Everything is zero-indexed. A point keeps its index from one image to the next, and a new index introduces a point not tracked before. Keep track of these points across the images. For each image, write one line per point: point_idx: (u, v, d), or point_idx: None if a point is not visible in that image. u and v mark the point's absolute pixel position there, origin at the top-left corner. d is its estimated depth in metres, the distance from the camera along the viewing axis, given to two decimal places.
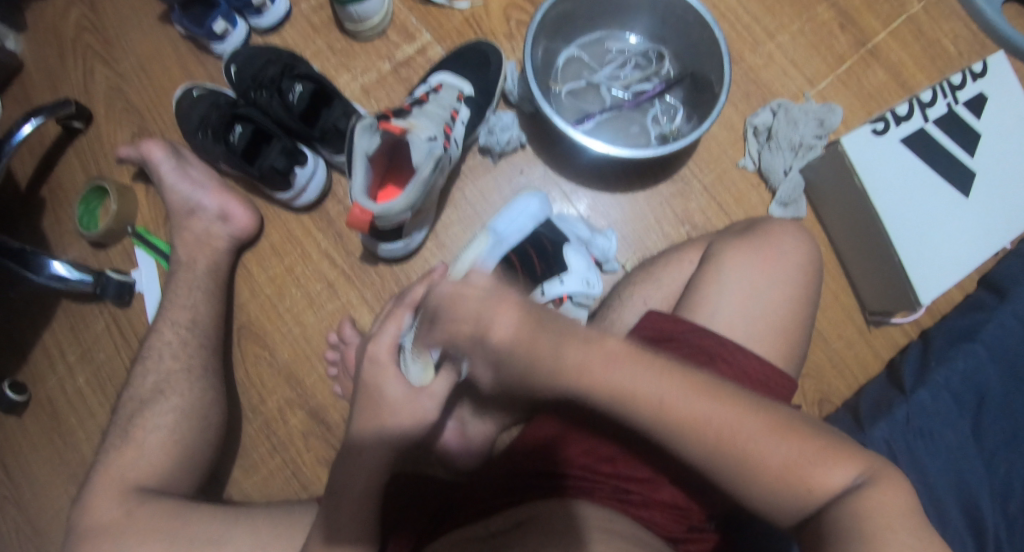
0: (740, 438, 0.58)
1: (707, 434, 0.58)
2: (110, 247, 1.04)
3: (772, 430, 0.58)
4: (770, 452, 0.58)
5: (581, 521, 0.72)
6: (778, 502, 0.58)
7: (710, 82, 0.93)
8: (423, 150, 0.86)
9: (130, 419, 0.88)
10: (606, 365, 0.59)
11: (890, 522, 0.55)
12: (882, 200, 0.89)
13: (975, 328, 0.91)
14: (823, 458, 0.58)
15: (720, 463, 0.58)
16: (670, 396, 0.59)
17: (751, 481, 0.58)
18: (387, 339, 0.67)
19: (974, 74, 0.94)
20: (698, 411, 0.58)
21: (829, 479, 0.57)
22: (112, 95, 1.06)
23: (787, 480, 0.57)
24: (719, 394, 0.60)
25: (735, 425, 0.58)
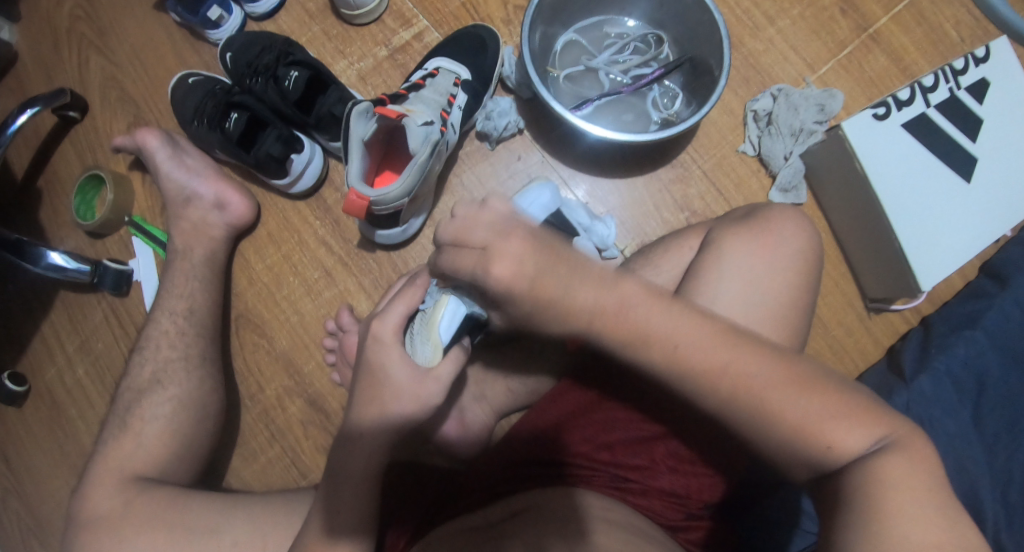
0: (761, 391, 0.58)
1: (724, 386, 0.58)
2: (107, 237, 1.04)
3: (795, 387, 0.58)
4: (790, 409, 0.57)
5: (583, 511, 0.73)
6: (794, 455, 0.58)
7: (710, 67, 0.92)
8: (420, 136, 0.85)
9: (128, 409, 0.88)
10: (627, 309, 0.59)
11: (898, 496, 0.55)
12: (883, 184, 0.89)
13: (976, 315, 0.91)
14: (846, 418, 0.57)
15: (736, 409, 0.59)
16: (692, 342, 0.59)
17: (770, 430, 0.58)
18: (395, 318, 0.68)
19: (977, 59, 0.93)
20: (720, 360, 0.58)
21: (846, 441, 0.57)
22: (107, 84, 1.05)
23: (802, 437, 0.57)
24: (742, 340, 0.59)
25: (759, 377, 0.58)
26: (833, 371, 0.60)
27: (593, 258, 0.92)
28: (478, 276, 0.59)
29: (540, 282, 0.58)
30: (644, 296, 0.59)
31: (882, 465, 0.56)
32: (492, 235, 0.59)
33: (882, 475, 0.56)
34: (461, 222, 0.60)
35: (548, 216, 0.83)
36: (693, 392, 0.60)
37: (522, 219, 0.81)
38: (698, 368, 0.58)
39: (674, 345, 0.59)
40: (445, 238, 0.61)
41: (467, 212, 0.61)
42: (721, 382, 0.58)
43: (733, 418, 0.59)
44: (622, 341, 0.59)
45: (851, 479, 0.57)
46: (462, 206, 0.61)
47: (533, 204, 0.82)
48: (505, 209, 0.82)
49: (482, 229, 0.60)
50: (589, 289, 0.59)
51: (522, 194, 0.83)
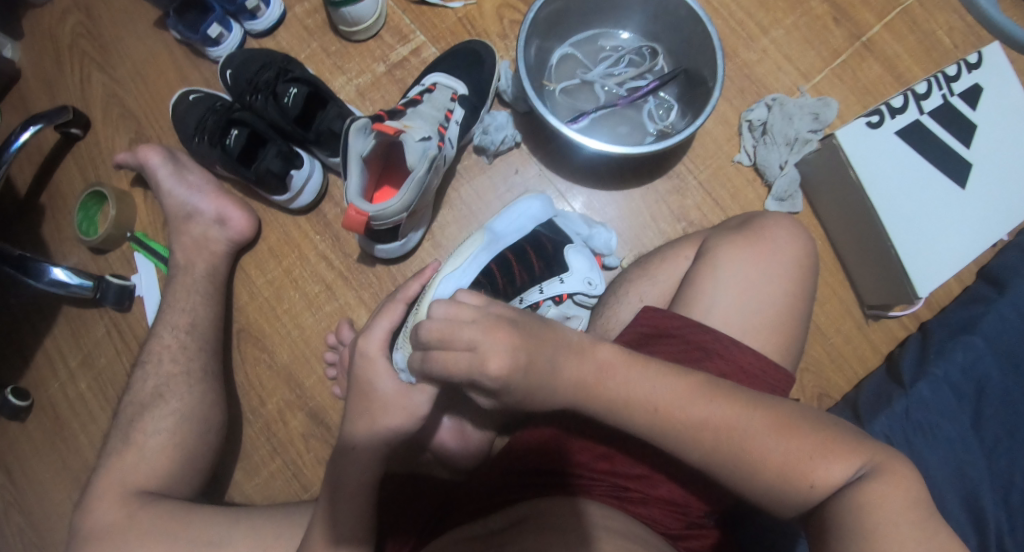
0: (743, 440, 0.60)
1: (707, 442, 0.60)
2: (109, 252, 1.05)
3: (776, 433, 0.60)
4: (771, 450, 0.59)
5: (587, 520, 0.73)
6: (780, 498, 0.60)
7: (704, 78, 0.93)
8: (417, 151, 0.87)
9: (131, 423, 0.89)
10: (607, 380, 0.61)
11: (886, 520, 0.57)
12: (878, 193, 0.89)
13: (973, 321, 0.91)
14: (823, 453, 0.59)
15: (722, 463, 0.60)
16: (675, 400, 0.61)
17: (754, 478, 0.60)
18: (380, 332, 0.74)
19: (969, 65, 0.94)
20: (698, 415, 0.60)
21: (827, 476, 0.58)
22: (109, 101, 1.07)
23: (785, 479, 0.59)
24: (720, 393, 0.61)
25: (737, 424, 0.60)
26: (811, 411, 0.62)
27: (587, 263, 0.90)
28: (470, 374, 0.56)
29: (532, 361, 0.57)
30: (623, 359, 0.62)
31: (867, 491, 0.57)
32: (479, 334, 0.55)
33: (865, 501, 0.57)
34: (438, 330, 0.56)
35: (537, 226, 0.89)
36: (677, 451, 0.62)
37: (514, 224, 0.87)
38: (681, 428, 0.60)
39: (656, 402, 0.61)
40: (427, 337, 0.56)
41: (443, 326, 0.56)
42: (704, 435, 0.60)
43: (718, 471, 0.61)
44: (609, 408, 0.61)
45: (837, 509, 0.58)
46: (435, 319, 0.57)
47: (527, 212, 0.89)
48: (497, 218, 0.87)
49: (472, 335, 0.55)
50: (573, 364, 0.60)
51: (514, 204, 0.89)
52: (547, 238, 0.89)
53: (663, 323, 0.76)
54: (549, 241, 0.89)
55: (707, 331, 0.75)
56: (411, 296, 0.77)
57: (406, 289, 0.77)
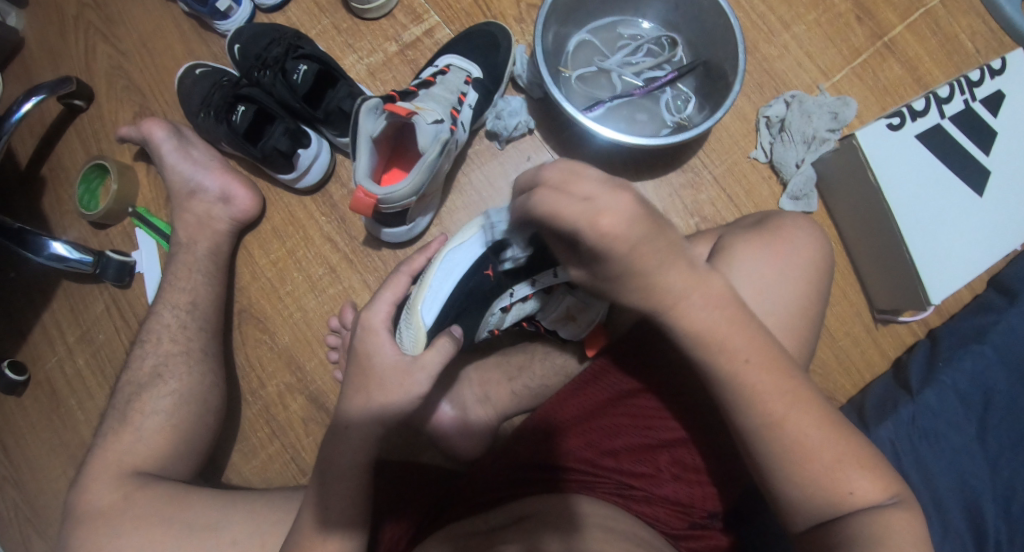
0: (794, 433, 0.62)
1: (771, 408, 0.63)
2: (111, 227, 1.02)
3: (830, 438, 0.63)
4: (820, 446, 0.62)
5: (581, 518, 0.73)
6: (809, 495, 0.63)
7: (725, 72, 0.92)
8: (429, 134, 0.85)
9: (128, 402, 0.87)
10: (702, 311, 0.61)
11: (903, 542, 0.60)
12: (896, 197, 0.88)
13: (983, 329, 0.90)
14: (861, 469, 0.62)
15: (769, 436, 0.63)
16: (756, 364, 0.62)
17: (794, 466, 0.63)
18: (384, 306, 0.72)
19: (992, 71, 0.92)
20: (766, 381, 0.62)
21: (863, 491, 0.62)
22: (113, 74, 1.04)
23: (825, 478, 0.62)
24: (797, 384, 0.63)
25: (799, 409, 0.63)
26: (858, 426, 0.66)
27: None
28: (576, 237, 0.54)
29: (642, 240, 0.54)
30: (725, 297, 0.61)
31: (891, 518, 0.61)
32: (604, 191, 0.53)
33: (890, 523, 0.61)
34: (549, 184, 0.54)
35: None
36: (738, 407, 0.64)
37: None
38: (750, 389, 0.63)
39: (736, 354, 0.62)
40: (545, 189, 0.55)
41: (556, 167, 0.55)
42: (767, 403, 0.62)
43: (761, 441, 0.64)
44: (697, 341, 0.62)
45: (857, 525, 0.61)
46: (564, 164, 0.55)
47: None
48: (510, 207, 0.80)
49: (568, 204, 0.52)
50: (680, 282, 0.59)
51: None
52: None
53: None
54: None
55: None
56: (417, 269, 0.76)
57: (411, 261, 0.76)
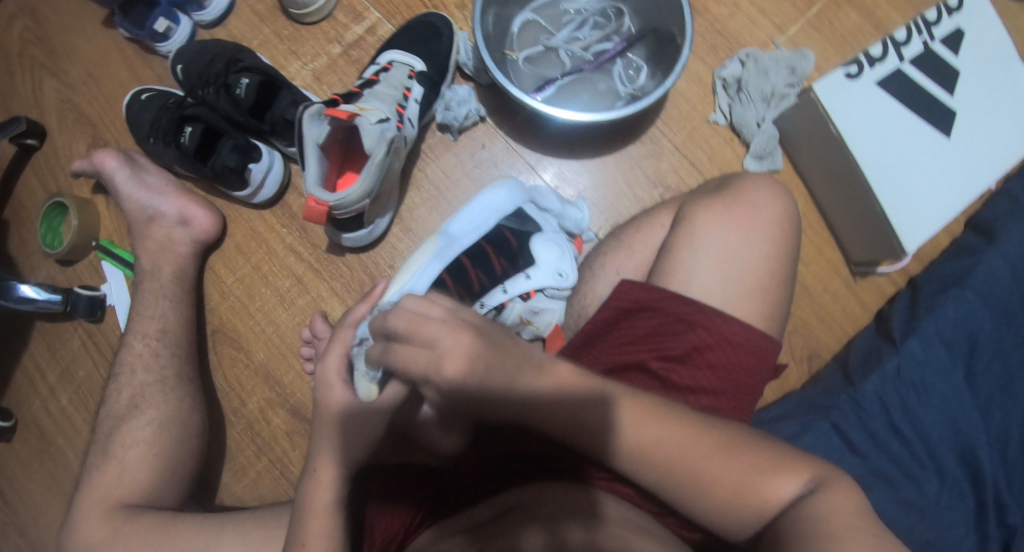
0: (691, 459, 0.58)
1: (658, 457, 0.59)
2: (77, 262, 1.00)
3: (738, 455, 0.59)
4: (718, 466, 0.58)
5: (570, 503, 0.72)
6: (729, 516, 0.58)
7: (672, 34, 0.90)
8: (375, 134, 0.85)
9: (108, 436, 0.87)
10: (567, 387, 0.58)
11: (840, 523, 0.55)
12: (860, 147, 0.84)
13: (964, 273, 0.86)
14: (768, 470, 0.58)
15: (673, 478, 0.59)
16: (642, 423, 0.60)
17: (704, 495, 0.58)
18: (334, 360, 0.70)
19: (950, 9, 0.86)
20: (649, 433, 0.59)
21: (778, 492, 0.58)
22: (63, 107, 1.02)
23: (738, 493, 0.58)
24: (689, 426, 0.60)
25: (690, 444, 0.59)
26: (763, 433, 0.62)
27: (556, 252, 0.86)
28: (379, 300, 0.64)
29: (492, 376, 0.54)
30: (579, 381, 0.59)
31: (819, 505, 0.57)
32: (445, 335, 0.54)
33: (817, 510, 0.56)
34: (403, 319, 0.54)
35: (501, 221, 0.84)
36: (632, 468, 0.60)
37: (472, 223, 0.83)
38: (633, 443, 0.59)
39: (607, 423, 0.59)
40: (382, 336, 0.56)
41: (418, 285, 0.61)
42: (653, 453, 0.59)
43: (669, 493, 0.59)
44: (569, 428, 0.58)
45: (791, 525, 0.57)
46: (404, 310, 0.55)
47: (492, 202, 0.84)
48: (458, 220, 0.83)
49: (417, 305, 0.55)
50: (532, 376, 0.57)
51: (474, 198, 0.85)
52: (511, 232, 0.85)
53: (641, 296, 0.75)
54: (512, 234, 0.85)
55: (687, 303, 0.74)
56: (362, 315, 0.76)
57: (354, 309, 0.75)
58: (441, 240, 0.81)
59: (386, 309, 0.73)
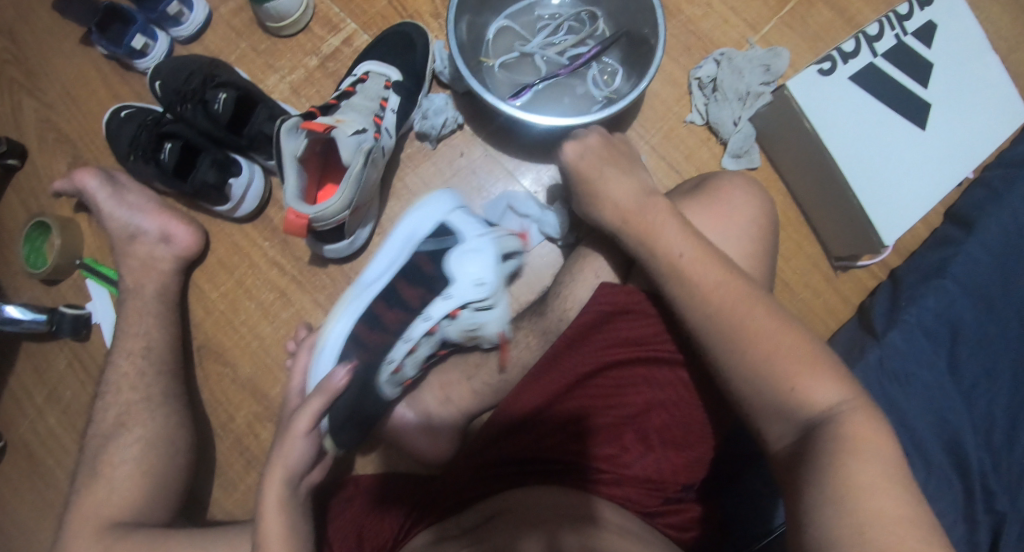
0: (745, 332, 0.66)
1: (711, 305, 0.68)
2: (61, 282, 0.99)
3: (796, 345, 0.65)
4: (766, 344, 0.65)
5: (547, 509, 0.74)
6: (764, 395, 0.64)
7: (646, 36, 0.91)
8: (351, 145, 0.86)
9: (96, 456, 0.87)
10: (654, 215, 0.73)
11: (865, 450, 0.58)
12: (836, 143, 0.84)
13: (943, 264, 0.86)
14: (813, 371, 0.63)
15: (722, 339, 0.67)
16: (714, 273, 0.69)
17: (753, 368, 0.65)
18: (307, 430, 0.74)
19: (920, 3, 0.87)
20: (717, 281, 0.68)
21: (818, 390, 0.62)
22: (43, 127, 1.01)
23: (771, 376, 0.64)
24: (760, 300, 0.67)
25: (757, 319, 0.66)
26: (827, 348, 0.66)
27: (476, 262, 0.86)
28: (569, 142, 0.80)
29: (599, 163, 0.77)
30: (667, 210, 0.73)
31: (849, 421, 0.60)
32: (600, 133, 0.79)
33: (842, 428, 0.59)
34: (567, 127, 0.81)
35: (413, 248, 0.90)
36: (686, 308, 0.69)
37: (386, 262, 0.91)
38: (697, 285, 0.69)
39: (682, 255, 0.70)
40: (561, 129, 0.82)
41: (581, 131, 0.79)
42: (710, 299, 0.68)
43: (715, 350, 0.67)
44: (639, 232, 0.73)
45: (828, 432, 0.60)
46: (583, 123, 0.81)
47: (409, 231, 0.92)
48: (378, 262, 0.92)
49: (598, 157, 0.77)
50: (635, 201, 0.75)
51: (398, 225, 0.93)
52: (425, 257, 0.89)
53: (621, 300, 0.80)
54: (428, 261, 0.88)
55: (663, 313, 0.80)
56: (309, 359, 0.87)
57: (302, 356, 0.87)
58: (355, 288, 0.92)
59: (319, 364, 0.86)
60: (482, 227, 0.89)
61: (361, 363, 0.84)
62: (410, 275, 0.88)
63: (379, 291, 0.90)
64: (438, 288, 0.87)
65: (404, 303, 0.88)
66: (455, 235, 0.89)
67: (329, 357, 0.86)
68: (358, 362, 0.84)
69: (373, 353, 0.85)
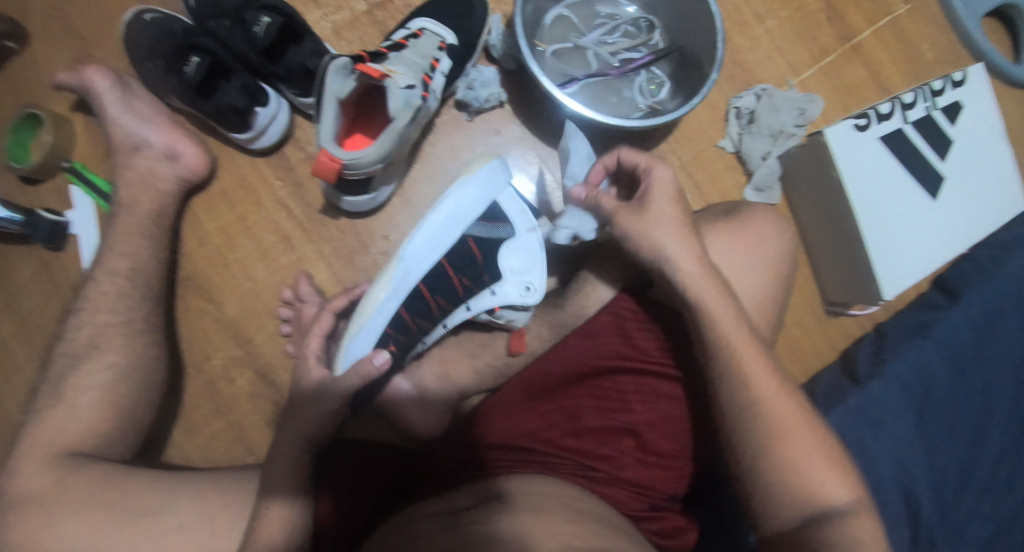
0: (777, 422, 0.72)
1: (760, 395, 0.73)
2: (42, 183, 0.90)
3: (814, 442, 0.72)
4: (794, 443, 0.72)
5: (536, 493, 0.74)
6: (784, 493, 0.71)
7: (699, 60, 0.92)
8: (400, 99, 0.83)
9: (60, 377, 0.80)
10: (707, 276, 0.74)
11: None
12: (858, 195, 0.89)
13: (927, 324, 0.93)
14: (833, 475, 0.71)
15: (752, 419, 0.72)
16: (751, 352, 0.74)
17: (781, 476, 0.71)
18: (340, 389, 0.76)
19: (954, 82, 0.93)
20: (759, 368, 0.73)
21: (832, 485, 0.71)
22: (50, 12, 0.92)
23: (791, 472, 0.71)
24: (786, 391, 0.74)
25: (798, 418, 0.73)
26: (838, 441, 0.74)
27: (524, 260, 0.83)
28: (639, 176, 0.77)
29: (663, 209, 0.74)
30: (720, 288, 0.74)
31: (851, 524, 0.70)
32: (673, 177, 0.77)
33: (849, 528, 0.70)
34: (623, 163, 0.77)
35: (463, 231, 0.81)
36: (731, 390, 0.73)
37: (427, 241, 0.80)
38: (744, 367, 0.73)
39: (730, 329, 0.73)
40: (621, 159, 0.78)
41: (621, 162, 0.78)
42: (761, 391, 0.73)
43: (750, 433, 0.72)
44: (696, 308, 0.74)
45: (833, 526, 0.70)
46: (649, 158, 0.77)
47: (456, 210, 0.80)
48: (423, 227, 0.80)
49: (659, 199, 0.75)
50: (686, 249, 0.74)
51: (442, 202, 0.80)
52: (475, 243, 0.82)
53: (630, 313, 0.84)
54: (477, 248, 0.82)
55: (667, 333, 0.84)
56: (326, 328, 0.83)
57: (325, 318, 0.83)
58: (397, 269, 0.80)
59: (353, 344, 0.79)
60: (533, 220, 0.84)
61: (398, 346, 0.83)
62: (458, 261, 0.82)
63: (422, 274, 0.81)
64: (485, 282, 0.83)
65: (448, 290, 0.83)
66: (507, 222, 0.83)
67: (363, 342, 0.79)
68: (395, 346, 0.82)
69: (409, 336, 0.83)
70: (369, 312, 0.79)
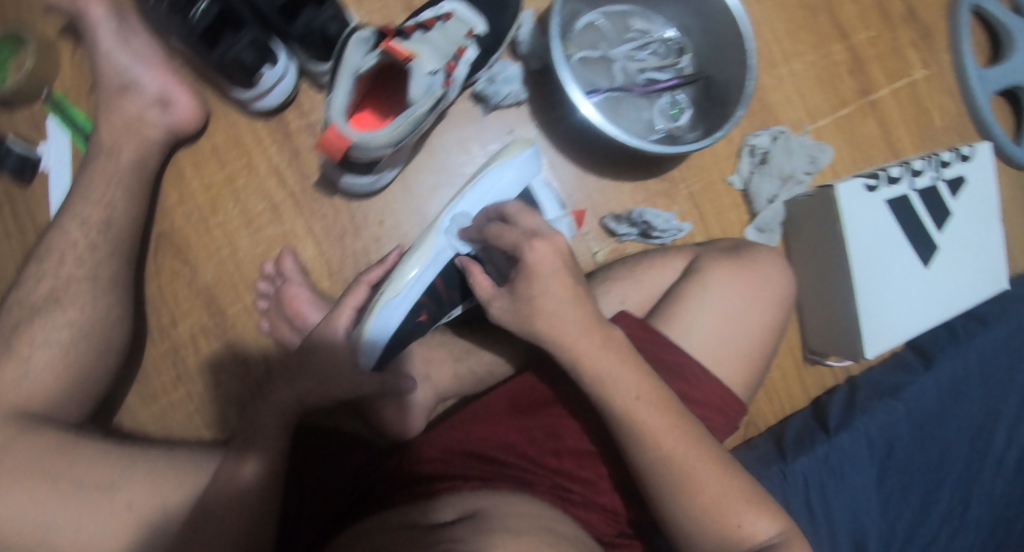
0: (685, 468, 0.70)
1: (664, 450, 0.70)
2: (16, 111, 0.82)
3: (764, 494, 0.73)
4: (709, 482, 0.71)
5: (513, 509, 0.71)
6: (704, 529, 0.70)
7: (727, 99, 0.91)
8: (423, 85, 0.79)
9: (14, 329, 0.73)
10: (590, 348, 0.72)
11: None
12: (859, 252, 0.90)
13: (898, 387, 0.96)
14: (754, 511, 0.71)
15: (663, 473, 0.70)
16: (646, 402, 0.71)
17: (698, 516, 0.70)
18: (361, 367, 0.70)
19: (961, 156, 0.96)
20: (661, 425, 0.71)
21: (750, 523, 0.70)
22: None
23: (714, 515, 0.70)
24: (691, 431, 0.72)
25: (712, 468, 0.71)
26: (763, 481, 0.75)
27: None
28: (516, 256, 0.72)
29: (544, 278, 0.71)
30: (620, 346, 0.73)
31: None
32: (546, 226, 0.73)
33: None
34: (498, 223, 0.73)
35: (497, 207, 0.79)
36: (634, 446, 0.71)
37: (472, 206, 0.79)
38: (645, 429, 0.70)
39: (627, 394, 0.71)
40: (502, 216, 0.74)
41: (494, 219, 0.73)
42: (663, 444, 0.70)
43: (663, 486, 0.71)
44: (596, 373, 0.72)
45: None
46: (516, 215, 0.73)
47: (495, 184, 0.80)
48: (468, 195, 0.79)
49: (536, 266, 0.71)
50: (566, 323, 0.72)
51: (484, 173, 0.80)
52: None
53: (637, 333, 0.79)
54: None
55: (673, 350, 0.78)
56: (360, 301, 0.78)
57: (356, 291, 0.78)
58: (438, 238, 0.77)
59: (384, 310, 0.74)
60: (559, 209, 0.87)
61: (428, 316, 0.79)
62: None
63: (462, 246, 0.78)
64: None
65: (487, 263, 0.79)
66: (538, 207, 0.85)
67: (395, 311, 0.75)
68: (427, 315, 0.79)
69: (439, 307, 0.80)
70: (408, 281, 0.75)
